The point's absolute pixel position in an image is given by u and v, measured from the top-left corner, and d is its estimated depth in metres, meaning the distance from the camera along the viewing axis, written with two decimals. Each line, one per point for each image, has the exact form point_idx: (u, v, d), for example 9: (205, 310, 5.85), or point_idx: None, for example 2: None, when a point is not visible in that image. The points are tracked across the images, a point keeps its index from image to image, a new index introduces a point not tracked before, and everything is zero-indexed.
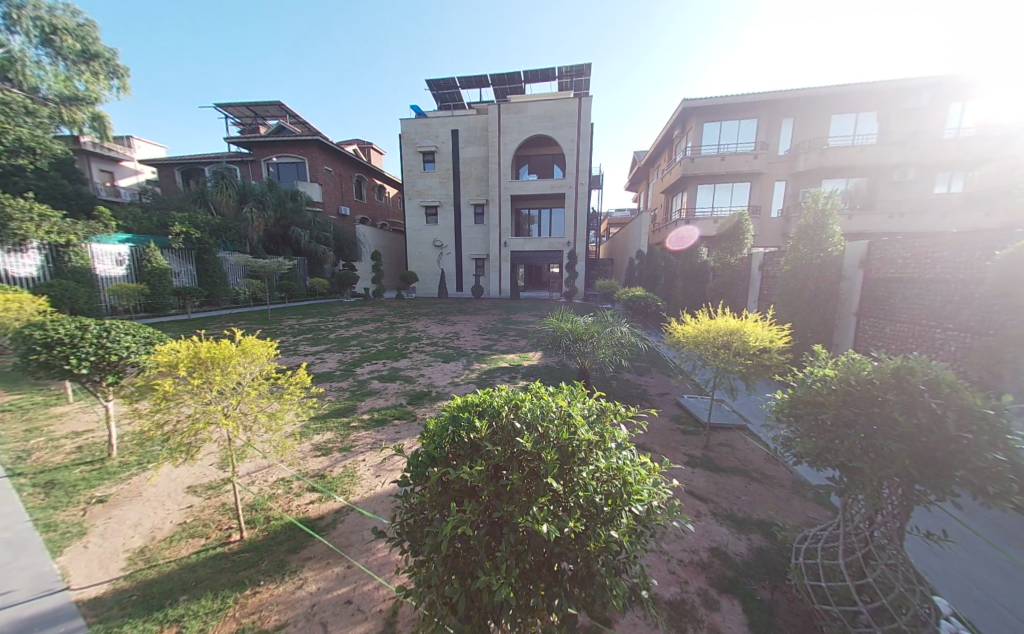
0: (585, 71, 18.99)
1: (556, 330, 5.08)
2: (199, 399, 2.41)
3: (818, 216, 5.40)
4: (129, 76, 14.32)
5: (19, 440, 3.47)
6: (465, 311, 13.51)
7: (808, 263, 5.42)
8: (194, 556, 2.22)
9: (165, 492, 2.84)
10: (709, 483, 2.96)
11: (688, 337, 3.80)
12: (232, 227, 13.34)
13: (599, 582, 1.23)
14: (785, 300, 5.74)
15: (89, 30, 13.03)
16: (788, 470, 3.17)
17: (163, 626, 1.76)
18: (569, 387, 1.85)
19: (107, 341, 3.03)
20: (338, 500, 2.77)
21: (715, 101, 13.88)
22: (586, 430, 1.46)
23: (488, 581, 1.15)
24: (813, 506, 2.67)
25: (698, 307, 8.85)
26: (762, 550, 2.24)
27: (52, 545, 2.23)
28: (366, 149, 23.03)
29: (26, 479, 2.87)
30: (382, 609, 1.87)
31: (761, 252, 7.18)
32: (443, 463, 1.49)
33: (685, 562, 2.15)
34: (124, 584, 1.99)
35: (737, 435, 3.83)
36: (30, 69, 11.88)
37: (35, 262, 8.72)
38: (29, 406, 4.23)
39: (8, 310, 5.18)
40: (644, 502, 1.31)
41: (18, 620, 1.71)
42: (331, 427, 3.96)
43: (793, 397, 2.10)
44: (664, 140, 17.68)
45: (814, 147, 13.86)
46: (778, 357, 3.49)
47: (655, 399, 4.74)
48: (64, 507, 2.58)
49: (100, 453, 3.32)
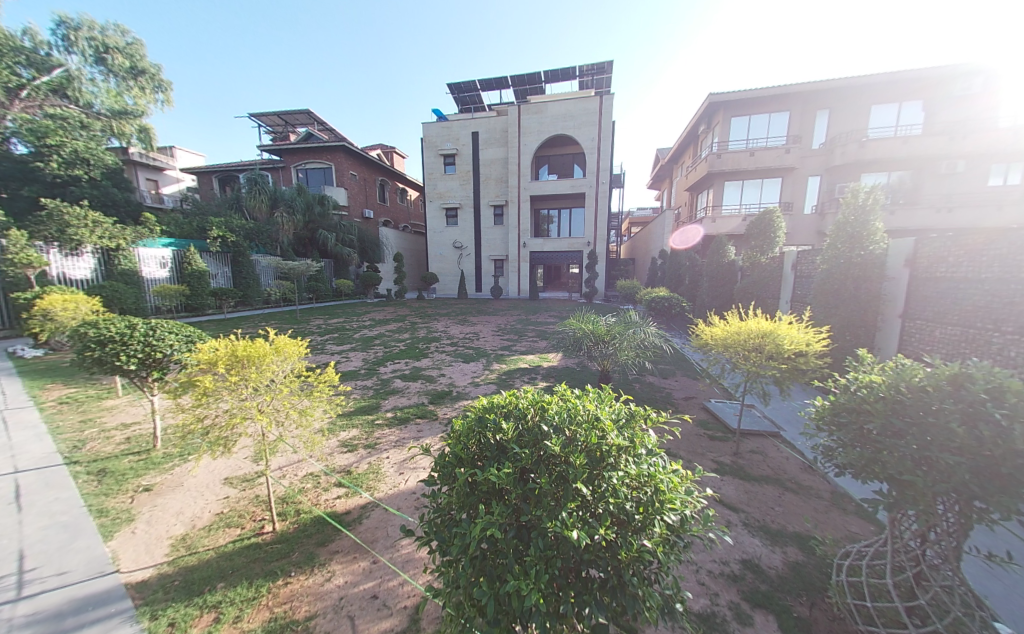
0: (606, 69, 18.80)
1: (577, 331, 5.00)
2: (236, 395, 2.51)
3: (859, 212, 5.12)
4: (172, 89, 15.30)
5: (75, 431, 3.72)
6: (484, 312, 13.58)
7: (847, 262, 5.14)
8: (231, 545, 2.33)
9: (204, 483, 2.99)
10: (739, 492, 2.84)
11: (717, 340, 3.65)
12: (264, 230, 13.97)
13: (630, 593, 1.18)
14: (821, 301, 5.43)
15: (136, 47, 14.03)
16: (826, 480, 3.01)
17: (203, 611, 1.85)
18: (595, 389, 1.82)
19: (153, 339, 3.22)
20: (364, 496, 2.84)
21: (743, 94, 13.39)
22: (615, 434, 1.42)
23: (516, 586, 1.13)
24: (854, 520, 2.52)
25: (726, 308, 8.54)
26: (798, 564, 2.13)
27: (105, 529, 2.39)
28: (388, 153, 23.64)
29: (81, 467, 3.10)
30: (407, 605, 1.90)
31: (794, 251, 6.86)
32: (471, 464, 1.50)
33: (715, 573, 2.07)
34: (168, 569, 2.11)
35: (770, 442, 3.67)
36: (85, 87, 12.98)
37: (89, 266, 9.35)
38: (83, 399, 4.55)
39: (66, 310, 5.62)
40: (677, 511, 1.27)
41: (74, 600, 1.84)
42: (357, 424, 4.07)
43: (835, 404, 1.99)
44: (689, 136, 17.16)
45: (851, 138, 13.11)
46: (816, 362, 3.31)
47: (680, 403, 4.62)
48: (114, 495, 2.76)
49: (146, 444, 3.53)
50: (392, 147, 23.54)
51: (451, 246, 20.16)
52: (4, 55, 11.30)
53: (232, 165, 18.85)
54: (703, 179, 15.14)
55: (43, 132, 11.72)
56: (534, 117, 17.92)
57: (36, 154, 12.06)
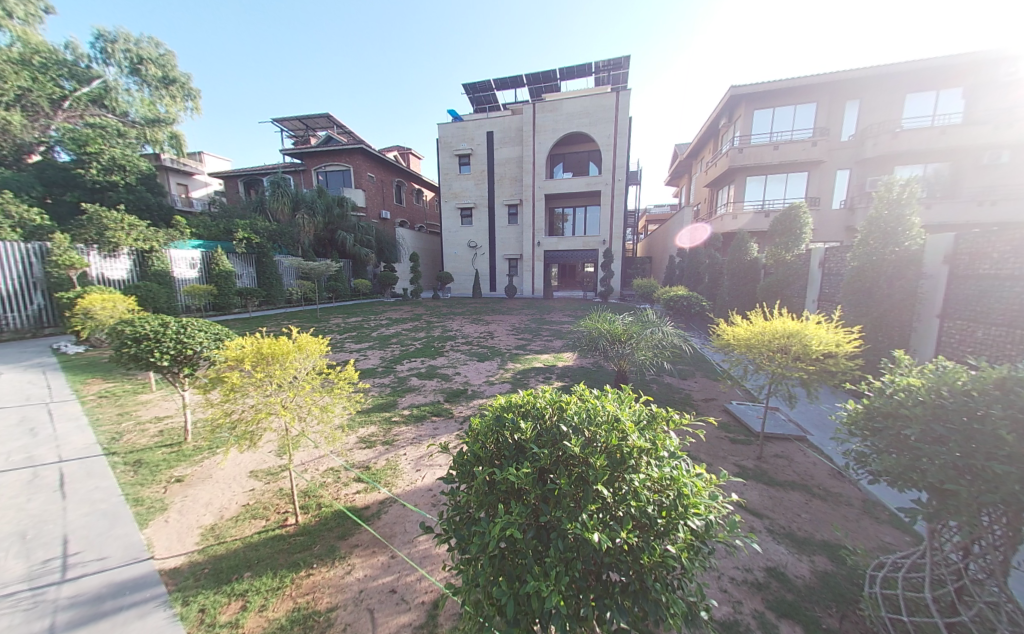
0: (623, 64, 18.52)
1: (592, 330, 4.95)
2: (261, 391, 2.60)
3: (893, 206, 4.88)
4: (200, 97, 16.12)
5: (113, 423, 3.93)
6: (497, 311, 13.58)
7: (880, 259, 4.90)
8: (257, 536, 2.41)
9: (232, 475, 3.11)
10: (763, 498, 2.74)
11: (739, 341, 3.54)
12: (286, 231, 14.40)
13: (653, 598, 1.14)
14: (852, 300, 5.18)
15: (168, 58, 14.84)
16: (858, 488, 2.88)
17: (231, 598, 1.92)
18: (614, 390, 1.80)
19: (184, 337, 3.36)
20: (382, 492, 2.89)
21: (767, 86, 12.93)
22: (637, 436, 1.39)
23: (537, 587, 1.12)
24: (888, 530, 2.40)
25: (748, 307, 8.26)
26: (827, 574, 2.04)
27: (140, 517, 2.52)
28: (405, 155, 23.97)
29: (119, 457, 3.27)
30: (425, 600, 1.92)
31: (822, 248, 6.59)
32: (489, 462, 1.51)
33: (738, 581, 2.01)
34: (198, 557, 2.20)
35: (795, 447, 3.54)
36: (121, 97, 13.92)
37: (125, 267, 9.81)
38: (120, 393, 4.81)
39: (105, 308, 5.95)
40: (702, 516, 1.23)
41: (113, 585, 1.94)
42: (375, 421, 4.15)
43: (869, 408, 1.90)
44: (709, 130, 16.70)
45: (884, 129, 12.50)
46: (846, 363, 3.16)
47: (700, 404, 4.51)
48: (149, 484, 2.90)
49: (178, 437, 3.70)
50: (409, 148, 23.87)
51: (465, 246, 20.28)
52: (47, 68, 12.16)
53: (256, 169, 19.50)
54: (724, 175, 14.71)
55: (83, 140, 12.38)
56: (549, 115, 17.84)
57: (76, 161, 12.69)
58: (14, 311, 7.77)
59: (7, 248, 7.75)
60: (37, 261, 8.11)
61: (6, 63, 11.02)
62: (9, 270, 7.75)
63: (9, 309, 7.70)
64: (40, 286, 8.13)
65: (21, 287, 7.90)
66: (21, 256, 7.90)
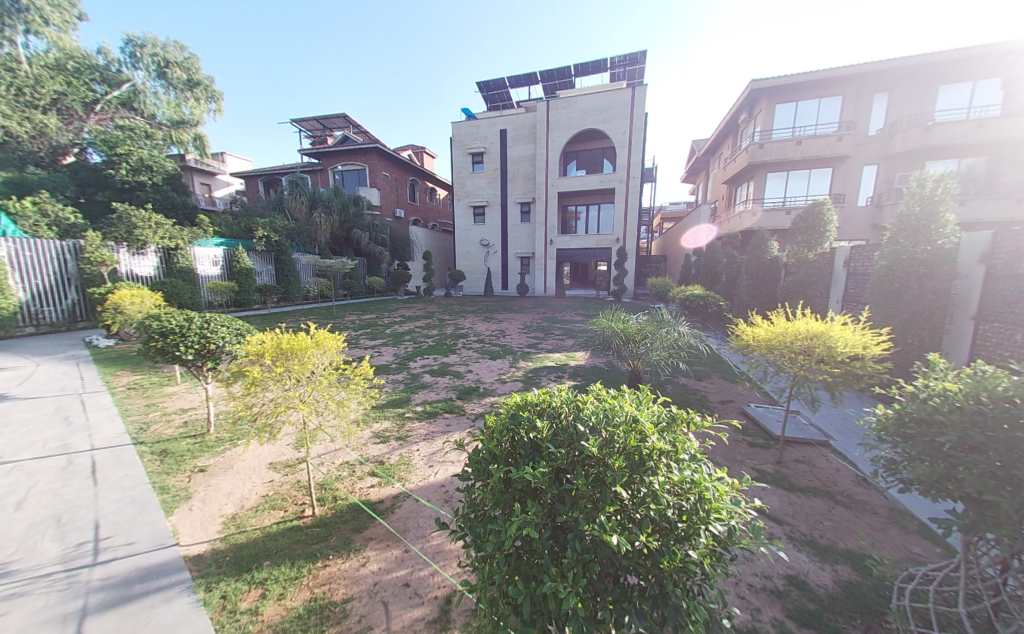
0: (639, 59, 18.23)
1: (606, 329, 4.89)
2: (281, 385, 2.67)
3: (925, 203, 4.65)
4: (223, 99, 16.64)
5: (141, 413, 4.11)
6: (509, 309, 13.59)
7: (910, 258, 4.68)
8: (275, 526, 2.47)
9: (252, 467, 3.20)
10: (783, 504, 2.67)
11: (760, 342, 3.45)
12: (304, 230, 14.75)
13: (673, 603, 1.11)
14: (879, 300, 4.98)
15: (193, 62, 15.38)
16: (884, 496, 2.77)
17: (251, 586, 1.97)
18: (631, 390, 1.77)
19: (208, 331, 3.47)
20: (396, 487, 2.93)
21: (791, 79, 12.50)
22: (657, 437, 1.36)
23: (554, 587, 1.10)
24: (917, 540, 2.30)
25: (767, 308, 8.05)
26: (851, 584, 1.96)
27: (166, 505, 2.61)
28: (419, 154, 24.17)
29: (147, 447, 3.41)
30: (438, 595, 1.93)
31: (847, 247, 6.36)
32: (504, 461, 1.50)
33: (757, 588, 1.95)
34: (220, 545, 2.27)
35: (817, 452, 3.43)
36: (149, 100, 14.50)
37: (152, 264, 10.12)
38: (148, 385, 5.01)
39: (134, 304, 6.20)
40: (724, 521, 1.20)
41: (141, 569, 2.02)
42: (388, 416, 4.21)
43: (900, 413, 1.83)
44: (728, 126, 16.26)
45: (915, 123, 11.98)
46: (873, 367, 3.03)
47: (717, 406, 4.41)
48: (174, 474, 3.01)
49: (201, 428, 3.84)
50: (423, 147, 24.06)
51: (477, 244, 20.34)
52: (80, 73, 12.88)
53: (275, 168, 19.96)
54: (743, 171, 14.32)
55: (114, 142, 12.90)
56: (563, 112, 17.72)
57: (107, 162, 13.21)
58: (50, 305, 8.16)
59: (44, 246, 8.11)
60: (71, 258, 8.46)
61: (44, 69, 12.08)
62: (46, 267, 8.12)
63: (46, 304, 8.09)
64: (75, 282, 8.51)
65: (57, 283, 8.29)
66: (56, 253, 8.26)
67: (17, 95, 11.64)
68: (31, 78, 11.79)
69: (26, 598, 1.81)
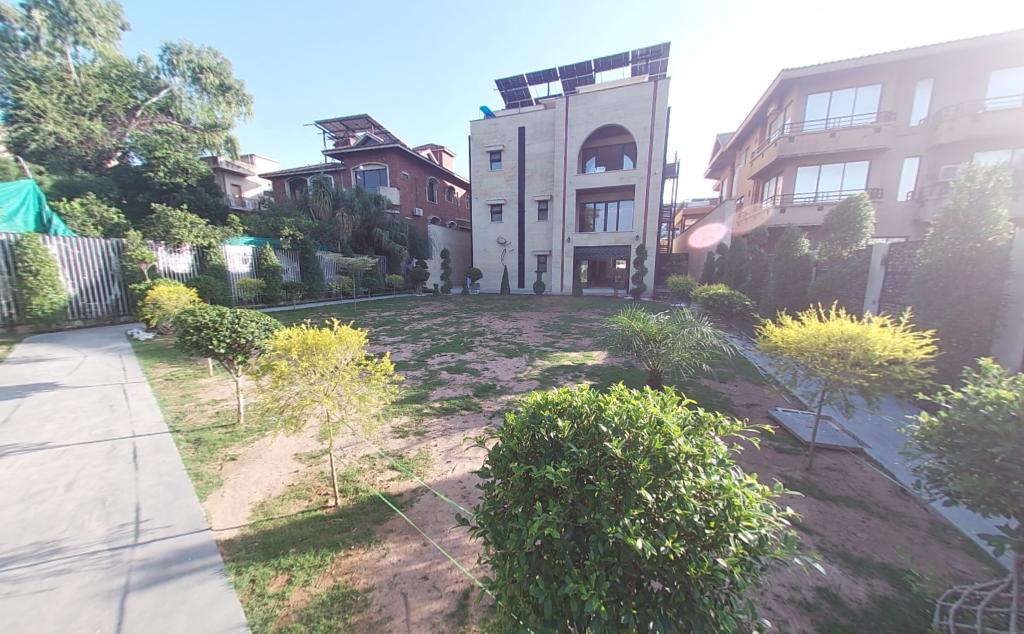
0: (662, 52, 17.80)
1: (625, 328, 4.79)
2: (306, 379, 2.75)
3: (975, 197, 4.32)
4: (252, 102, 17.36)
5: (177, 404, 4.34)
6: (526, 307, 13.54)
7: (955, 256, 4.38)
8: (301, 515, 2.57)
9: (278, 457, 3.32)
10: (813, 513, 2.56)
11: (789, 344, 3.30)
12: (327, 229, 15.21)
13: (700, 611, 1.08)
14: (922, 301, 4.70)
15: (224, 67, 16.20)
16: (923, 508, 2.62)
17: (278, 572, 2.05)
18: (654, 391, 1.73)
19: (238, 326, 3.62)
20: (414, 480, 2.98)
21: (825, 68, 11.90)
22: (683, 441, 1.33)
23: (577, 590, 1.09)
24: (961, 557, 2.16)
25: (798, 308, 7.68)
26: (887, 599, 1.85)
27: (200, 491, 2.75)
28: (437, 153, 24.45)
29: (182, 435, 3.60)
30: (455, 590, 1.96)
31: (885, 243, 6.05)
32: (525, 460, 1.50)
33: (784, 599, 1.88)
34: (249, 531, 2.38)
35: (851, 460, 3.27)
36: (185, 105, 15.33)
37: (187, 262, 10.59)
38: (183, 376, 5.28)
39: (172, 299, 6.54)
40: (755, 529, 1.16)
41: (177, 551, 2.14)
42: (407, 411, 4.30)
43: (946, 422, 1.72)
44: (756, 118, 15.64)
45: (962, 111, 11.21)
46: (916, 371, 2.85)
47: (741, 409, 4.28)
48: (207, 461, 3.17)
49: (231, 418, 4.02)
50: (441, 146, 24.32)
51: (495, 242, 20.39)
52: (123, 81, 13.77)
53: (300, 169, 20.62)
54: (771, 166, 13.74)
55: (153, 146, 13.61)
56: (582, 108, 17.51)
57: (148, 165, 13.94)
58: (97, 300, 8.74)
59: (91, 245, 8.63)
60: (115, 256, 8.98)
61: (91, 78, 13.01)
62: (93, 264, 8.64)
63: (92, 299, 8.66)
64: (118, 278, 9.06)
65: (102, 279, 8.84)
66: (102, 251, 8.78)
67: (67, 103, 12.50)
68: (80, 87, 12.69)
69: (74, 574, 1.94)
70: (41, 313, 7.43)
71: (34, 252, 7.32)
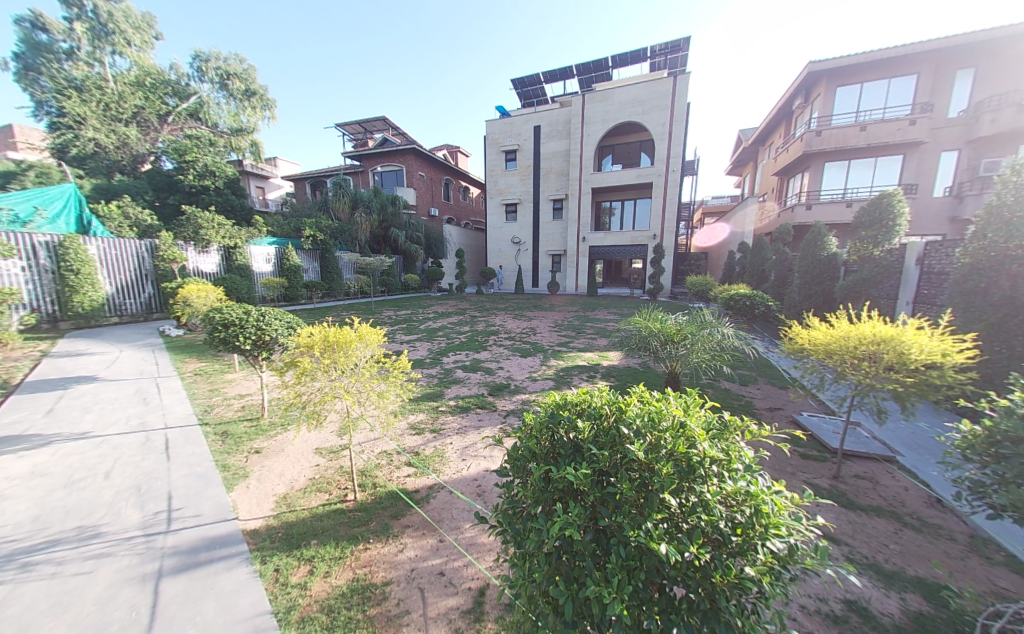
0: (681, 46, 17.41)
1: (642, 329, 4.70)
2: (328, 376, 2.83)
3: (1022, 192, 4.04)
4: (275, 106, 17.93)
5: (206, 397, 4.53)
6: (540, 307, 13.49)
7: (999, 254, 4.15)
8: (321, 508, 2.63)
9: (300, 451, 3.42)
10: (841, 522, 2.47)
11: (817, 346, 3.18)
12: (346, 230, 15.56)
13: (726, 620, 1.05)
14: (962, 303, 4.48)
15: (250, 73, 16.75)
16: (960, 520, 2.49)
17: (301, 562, 2.11)
18: (676, 393, 1.70)
19: (262, 324, 3.73)
20: (431, 477, 3.01)
21: (855, 58, 11.38)
22: (708, 445, 1.30)
23: (598, 592, 1.07)
24: (1004, 574, 2.04)
25: (824, 309, 7.40)
26: (923, 615, 1.77)
27: (227, 482, 2.86)
28: (453, 153, 24.64)
29: (210, 428, 3.75)
30: (471, 587, 1.97)
31: (920, 243, 5.83)
32: (544, 460, 1.49)
33: (810, 610, 1.82)
34: (273, 521, 2.46)
35: (882, 468, 3.13)
36: (213, 110, 15.97)
37: (214, 261, 11.00)
38: (211, 371, 5.51)
39: (201, 297, 6.83)
40: (784, 538, 1.12)
41: (205, 539, 2.23)
42: (424, 408, 4.35)
43: (989, 432, 1.64)
44: (780, 112, 15.11)
45: (1006, 101, 10.60)
46: (953, 376, 2.71)
47: (764, 413, 4.16)
48: (234, 453, 3.30)
49: (256, 412, 4.16)
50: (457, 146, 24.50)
51: (509, 242, 20.41)
52: (156, 88, 14.34)
53: (320, 171, 21.15)
54: (796, 161, 13.25)
55: (183, 150, 14.18)
56: (599, 105, 17.32)
57: (177, 169, 14.52)
58: (132, 298, 9.20)
59: (126, 245, 9.05)
60: (148, 256, 9.40)
61: (126, 86, 13.76)
62: (127, 264, 9.05)
63: (128, 296, 9.12)
64: (151, 277, 9.49)
65: (136, 278, 9.27)
66: (136, 251, 9.20)
67: (105, 110, 13.20)
68: (116, 95, 13.42)
69: (111, 558, 2.05)
70: (82, 309, 7.88)
71: (75, 252, 7.75)
